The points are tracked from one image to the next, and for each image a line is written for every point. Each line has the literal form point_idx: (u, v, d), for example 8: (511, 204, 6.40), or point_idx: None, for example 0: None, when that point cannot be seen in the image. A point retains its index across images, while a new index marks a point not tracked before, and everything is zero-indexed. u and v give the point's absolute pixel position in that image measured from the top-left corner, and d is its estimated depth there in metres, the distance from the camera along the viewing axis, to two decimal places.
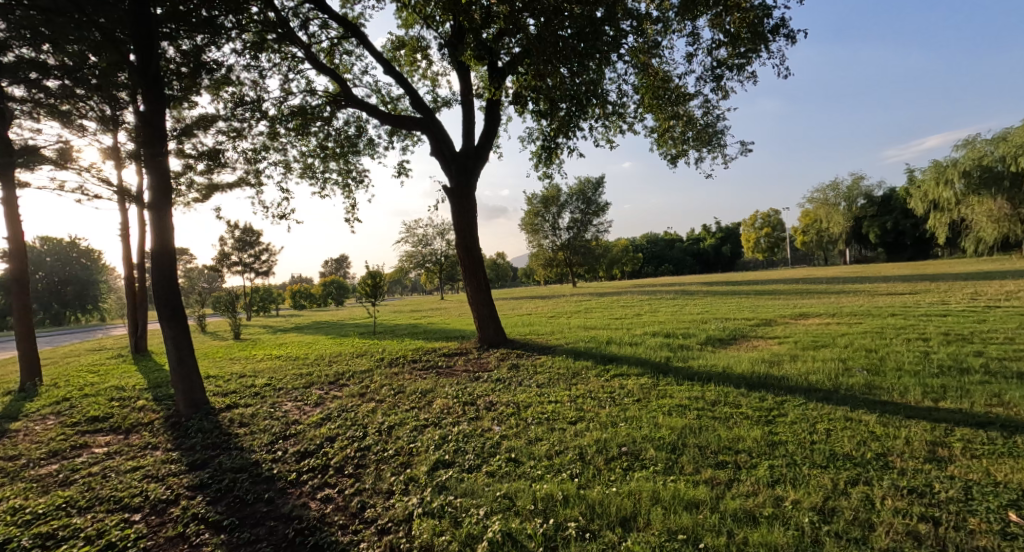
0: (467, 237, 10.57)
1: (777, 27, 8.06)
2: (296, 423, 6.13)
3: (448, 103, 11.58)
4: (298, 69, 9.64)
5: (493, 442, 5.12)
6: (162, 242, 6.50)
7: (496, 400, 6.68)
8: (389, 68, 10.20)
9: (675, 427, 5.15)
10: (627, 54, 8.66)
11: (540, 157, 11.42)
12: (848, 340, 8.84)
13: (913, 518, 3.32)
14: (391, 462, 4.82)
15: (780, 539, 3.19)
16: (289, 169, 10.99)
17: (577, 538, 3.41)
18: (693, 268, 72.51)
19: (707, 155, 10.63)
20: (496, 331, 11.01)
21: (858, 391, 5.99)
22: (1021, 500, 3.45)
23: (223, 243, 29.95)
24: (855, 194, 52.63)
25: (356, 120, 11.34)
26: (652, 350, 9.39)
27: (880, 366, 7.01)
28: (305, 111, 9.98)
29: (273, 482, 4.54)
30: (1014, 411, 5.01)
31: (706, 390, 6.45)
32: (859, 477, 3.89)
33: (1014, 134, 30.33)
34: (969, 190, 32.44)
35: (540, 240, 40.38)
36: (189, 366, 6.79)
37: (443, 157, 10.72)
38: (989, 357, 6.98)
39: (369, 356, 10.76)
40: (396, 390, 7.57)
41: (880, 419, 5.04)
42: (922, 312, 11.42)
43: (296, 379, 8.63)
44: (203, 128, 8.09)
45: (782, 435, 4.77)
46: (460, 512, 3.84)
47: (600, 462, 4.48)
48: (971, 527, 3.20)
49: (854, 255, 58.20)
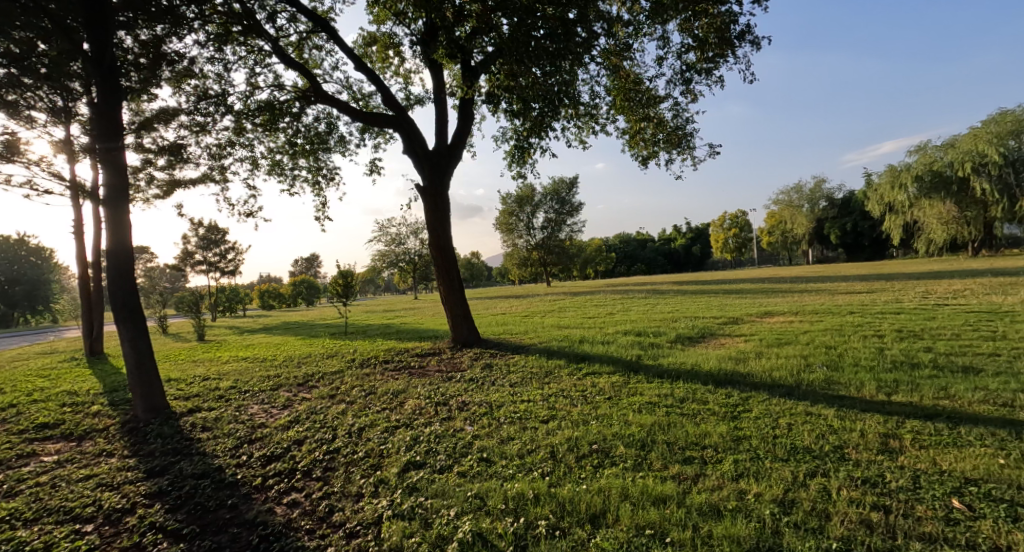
0: (441, 236, 10.51)
1: (744, 34, 8.30)
2: (262, 426, 5.98)
3: (421, 101, 11.45)
4: (265, 62, 9.37)
5: (466, 442, 5.11)
6: (117, 240, 6.19)
7: (469, 400, 6.67)
8: (361, 64, 10.03)
9: (645, 424, 5.25)
10: (599, 56, 8.79)
11: (513, 157, 11.42)
12: (809, 337, 9.20)
13: (866, 507, 3.48)
14: (361, 464, 4.76)
15: (743, 531, 3.28)
16: (257, 165, 10.69)
17: (547, 536, 3.44)
18: (664, 267, 73.94)
19: (677, 157, 10.84)
20: (469, 330, 10.97)
21: (818, 386, 6.24)
22: (963, 487, 3.65)
23: (186, 242, 28.83)
24: (818, 195, 55.31)
25: (327, 116, 11.11)
26: (623, 348, 9.54)
27: (838, 362, 7.32)
28: (272, 106, 9.71)
29: (237, 487, 4.42)
30: (959, 403, 5.30)
31: (675, 387, 6.60)
32: (817, 469, 4.05)
33: (962, 142, 32.29)
34: (921, 194, 34.10)
35: (515, 240, 40.59)
36: (149, 370, 6.52)
37: (416, 156, 10.62)
38: (938, 352, 7.36)
39: (339, 357, 10.55)
40: (368, 391, 7.47)
41: (838, 413, 5.25)
42: (878, 310, 11.98)
43: (263, 381, 8.40)
44: (163, 122, 7.81)
45: (746, 430, 4.91)
46: (430, 513, 3.82)
47: (571, 459, 4.54)
48: (918, 515, 3.37)
49: (816, 255, 60.69)
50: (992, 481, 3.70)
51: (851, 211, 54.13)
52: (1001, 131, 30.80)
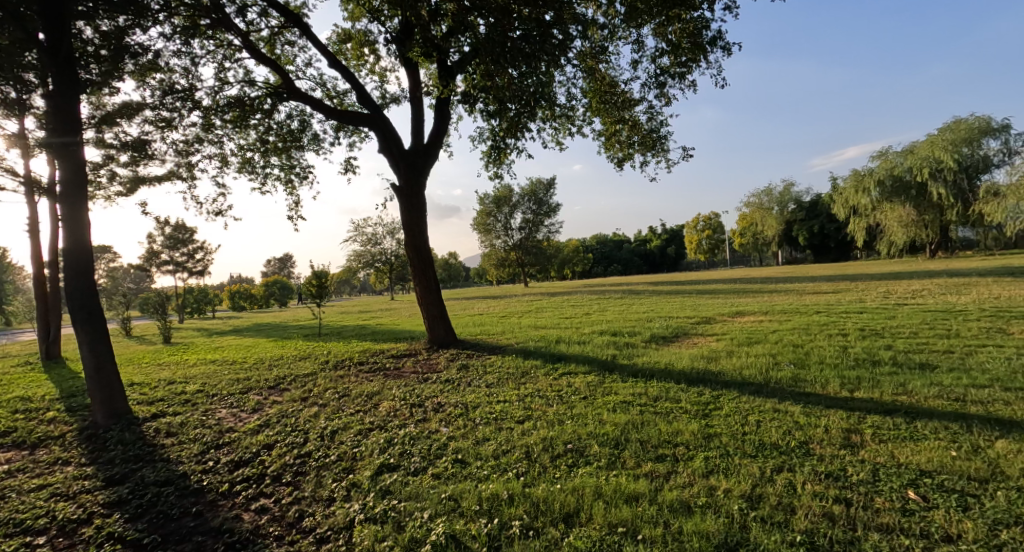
0: (416, 236, 10.40)
1: (715, 40, 8.49)
2: (230, 430, 5.82)
3: (397, 99, 11.32)
4: (235, 58, 9.13)
5: (440, 443, 5.07)
6: (74, 239, 5.92)
7: (445, 401, 6.64)
8: (335, 62, 9.87)
9: (619, 423, 5.32)
10: (575, 58, 8.86)
11: (489, 157, 11.40)
12: (777, 336, 9.46)
13: (829, 501, 3.60)
14: (333, 468, 4.68)
15: (712, 527, 3.35)
16: (226, 163, 10.41)
17: (520, 536, 3.44)
18: (639, 268, 75.01)
19: (651, 159, 11.01)
20: (446, 331, 10.91)
21: (785, 384, 6.43)
22: (918, 479, 3.81)
23: (151, 242, 27.82)
24: (787, 198, 57.05)
25: (300, 114, 10.89)
26: (599, 348, 9.63)
27: (805, 360, 7.56)
28: (242, 102, 9.46)
29: (202, 494, 4.29)
30: (916, 398, 5.53)
31: (649, 386, 6.70)
32: (783, 465, 4.16)
33: (921, 148, 33.81)
34: (882, 198, 35.15)
35: (492, 240, 40.53)
36: (109, 374, 6.27)
37: (391, 156, 10.50)
38: (897, 350, 7.68)
39: (313, 359, 10.33)
40: (342, 393, 7.36)
41: (804, 409, 5.42)
42: (842, 309, 12.43)
43: (231, 384, 8.19)
44: (126, 117, 7.54)
45: (717, 427, 5.02)
46: (403, 516, 3.78)
47: (546, 459, 4.55)
48: (877, 506, 3.50)
49: (785, 256, 62.59)
50: (945, 473, 3.86)
51: (818, 213, 55.97)
52: (956, 138, 32.63)
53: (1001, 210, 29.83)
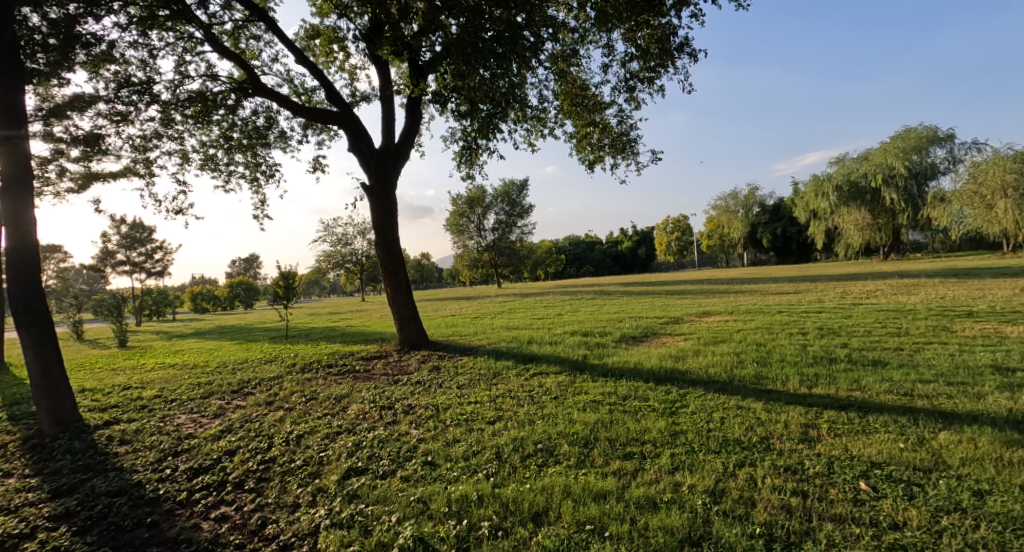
0: (387, 237, 10.28)
1: (682, 46, 8.70)
2: (189, 437, 5.61)
3: (367, 98, 11.15)
4: (196, 51, 8.82)
5: (410, 446, 5.02)
6: (20, 239, 5.59)
7: (415, 403, 6.56)
8: (303, 58, 9.65)
9: (588, 422, 5.37)
10: (547, 60, 8.92)
11: (461, 157, 11.34)
12: (742, 335, 9.75)
13: (787, 493, 3.73)
14: (299, 473, 4.58)
15: (676, 522, 3.43)
16: (187, 160, 10.04)
17: (489, 537, 3.44)
18: (611, 270, 76.09)
19: (622, 162, 11.19)
20: (418, 332, 10.81)
21: (748, 381, 6.63)
22: (869, 470, 3.99)
23: (106, 241, 26.57)
24: (751, 202, 58.93)
25: (266, 110, 10.59)
26: (570, 349, 9.70)
27: (767, 358, 7.82)
28: (204, 97, 9.14)
29: (159, 504, 4.12)
30: (869, 393, 5.80)
31: (618, 385, 6.82)
32: (745, 460, 4.30)
33: (874, 154, 35.49)
34: (840, 202, 36.69)
35: (465, 240, 40.35)
36: (58, 380, 5.96)
37: (362, 155, 10.34)
38: (852, 348, 8.02)
39: (279, 362, 10.05)
40: (308, 396, 7.19)
41: (765, 406, 5.61)
42: (802, 309, 12.91)
43: (191, 389, 7.88)
44: (77, 110, 7.19)
45: (682, 425, 5.14)
46: (370, 520, 3.72)
47: (516, 459, 4.57)
48: (831, 497, 3.65)
49: (750, 258, 64.68)
50: (893, 464, 4.06)
51: (781, 217, 58.04)
52: (907, 146, 34.31)
53: (946, 215, 31.57)
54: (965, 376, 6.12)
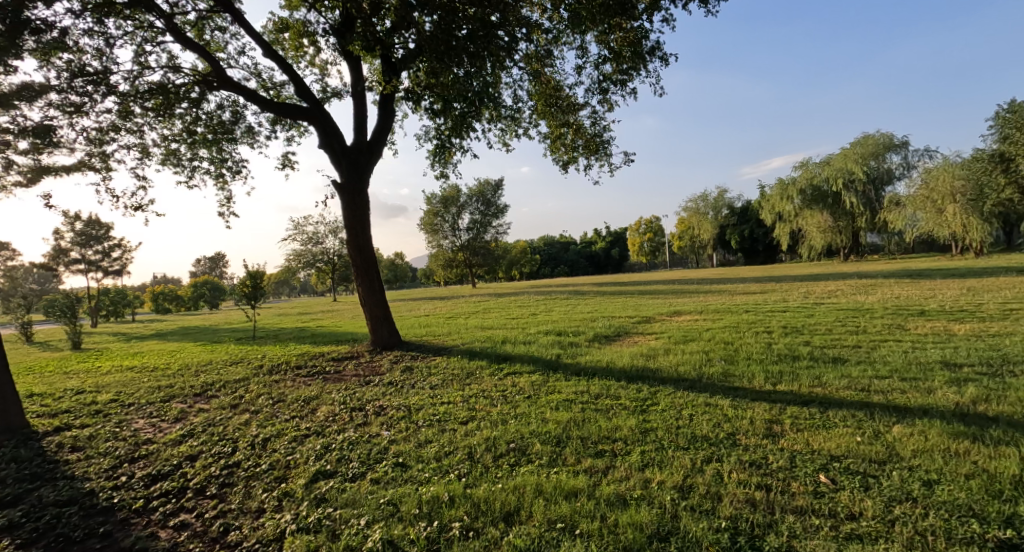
0: (359, 235, 10.10)
1: (654, 50, 8.85)
2: (148, 442, 5.39)
3: (338, 94, 10.93)
4: (157, 41, 8.49)
5: (381, 447, 4.94)
6: None
7: (387, 404, 6.47)
8: (271, 51, 9.40)
9: (561, 421, 5.39)
10: (521, 60, 8.94)
11: (435, 156, 11.25)
12: (711, 334, 9.98)
13: (751, 487, 3.83)
14: (264, 477, 4.44)
15: (645, 518, 3.47)
16: (147, 154, 9.65)
17: (460, 537, 3.41)
18: (585, 270, 76.82)
19: (595, 163, 11.29)
20: (390, 332, 10.66)
21: (716, 379, 6.79)
22: (829, 463, 4.14)
23: (59, 238, 25.28)
24: (721, 204, 60.47)
25: (232, 105, 10.27)
26: (543, 348, 9.74)
27: (734, 356, 8.03)
28: (165, 89, 8.80)
29: (112, 513, 3.94)
30: (830, 389, 6.02)
31: (591, 384, 6.88)
32: (712, 456, 4.39)
33: (836, 160, 36.94)
34: (804, 205, 38.03)
35: (439, 240, 40.07)
36: (2, 384, 5.63)
37: (332, 152, 10.14)
38: (814, 345, 8.32)
39: (245, 364, 9.73)
40: (276, 398, 7.00)
41: (732, 402, 5.75)
42: (767, 308, 13.32)
43: (151, 393, 7.57)
44: (26, 99, 6.82)
45: (653, 422, 5.22)
46: (338, 524, 3.65)
47: (488, 459, 4.55)
48: (792, 490, 3.76)
49: (719, 259, 66.37)
50: (851, 457, 4.22)
51: (748, 219, 59.74)
52: (865, 152, 35.81)
53: (901, 218, 33.10)
54: (917, 372, 6.43)
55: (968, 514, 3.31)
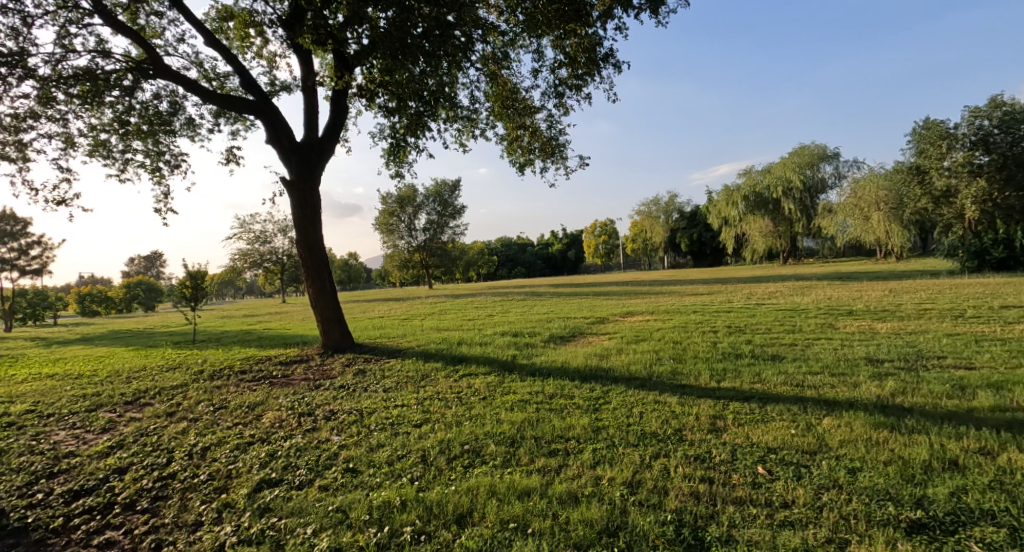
0: (309, 235, 9.75)
1: (608, 56, 9.06)
2: (70, 455, 4.98)
3: (288, 88, 10.54)
4: (83, 23, 7.88)
5: (330, 453, 4.78)
6: None
7: (337, 408, 6.28)
8: (213, 40, 8.94)
9: (515, 422, 5.42)
10: (478, 61, 8.93)
11: (390, 155, 11.03)
12: (661, 334, 10.33)
13: (696, 481, 3.99)
14: (202, 488, 4.20)
15: (596, 514, 3.55)
16: (72, 144, 8.94)
17: (411, 542, 3.37)
18: (542, 271, 77.66)
19: (551, 165, 11.42)
20: (342, 335, 10.34)
21: (665, 377, 7.04)
22: (766, 455, 4.37)
23: None
24: (672, 208, 62.76)
25: (170, 94, 9.69)
26: (499, 349, 9.76)
27: (682, 354, 8.35)
28: (93, 75, 8.18)
29: (24, 535, 3.61)
30: (768, 385, 6.37)
31: (545, 384, 6.96)
32: (660, 451, 4.55)
33: (776, 168, 39.19)
34: (748, 211, 40.07)
35: (395, 240, 39.36)
36: None
37: (281, 148, 9.75)
38: (755, 344, 8.76)
39: (183, 370, 9.16)
40: (217, 405, 6.64)
41: (679, 399, 5.98)
42: (713, 309, 13.93)
43: (75, 402, 7.00)
44: None
45: (605, 420, 5.34)
46: (283, 534, 3.51)
47: (442, 462, 4.51)
48: (733, 482, 3.95)
49: (670, 261, 68.84)
50: (786, 448, 4.48)
51: (697, 223, 62.31)
52: (802, 162, 38.16)
53: (834, 224, 35.50)
54: (845, 367, 6.92)
55: (886, 498, 3.59)
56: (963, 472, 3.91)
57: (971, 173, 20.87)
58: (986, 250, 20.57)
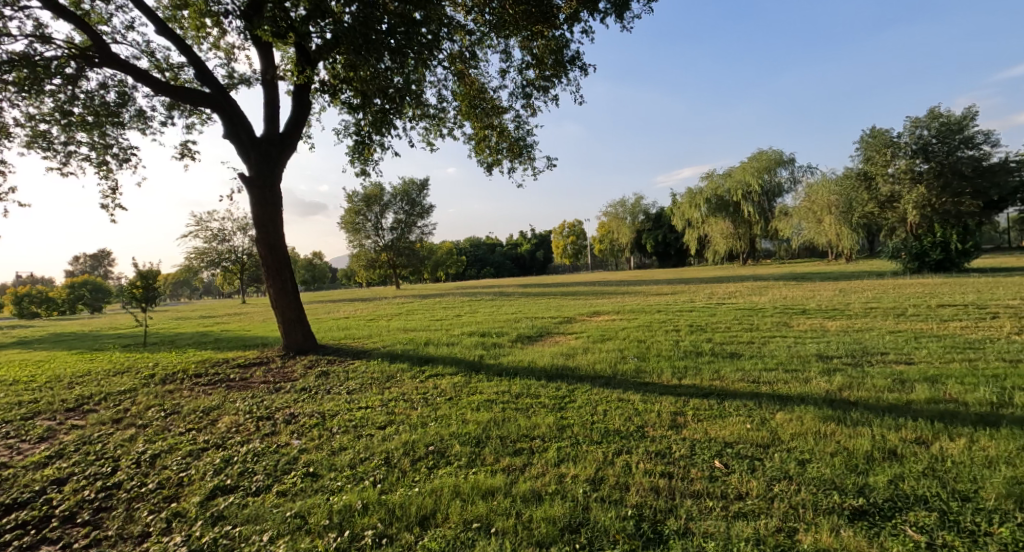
0: (270, 233, 9.45)
1: (574, 59, 9.16)
2: (2, 467, 4.66)
3: (247, 81, 10.18)
4: (19, 5, 7.38)
5: (290, 458, 4.64)
6: None
7: (298, 411, 6.10)
8: (166, 29, 8.55)
9: (480, 422, 5.40)
10: (445, 59, 8.86)
11: (354, 152, 10.79)
12: (626, 333, 10.52)
13: (656, 476, 4.08)
14: (151, 498, 4.01)
15: (558, 511, 3.58)
16: (7, 134, 8.36)
17: (372, 545, 3.32)
18: (510, 272, 77.74)
19: (518, 166, 11.44)
20: (305, 336, 10.06)
21: (630, 375, 7.16)
22: (723, 449, 4.51)
23: None
24: (638, 210, 64.01)
25: (118, 84, 9.20)
26: (466, 349, 9.71)
27: (646, 353, 8.53)
28: (31, 61, 7.69)
29: None
30: (727, 382, 6.58)
31: (512, 384, 6.97)
32: (622, 448, 4.63)
33: (736, 172, 40.59)
34: (710, 213, 41.32)
35: (361, 240, 38.62)
36: None
37: (239, 143, 9.42)
38: (715, 342, 9.04)
39: (133, 374, 8.71)
40: (169, 410, 6.35)
41: (642, 397, 6.10)
42: (676, 308, 14.28)
43: (9, 409, 6.55)
44: None
45: (569, 419, 5.40)
46: (237, 542, 3.39)
47: (406, 463, 4.45)
48: (692, 476, 4.06)
49: (636, 262, 70.17)
50: (742, 442, 4.64)
51: (662, 225, 63.78)
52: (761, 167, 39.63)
53: (789, 227, 36.98)
54: (798, 364, 7.22)
55: (832, 487, 3.77)
56: (901, 460, 4.14)
57: (913, 179, 22.15)
58: (926, 251, 21.08)
